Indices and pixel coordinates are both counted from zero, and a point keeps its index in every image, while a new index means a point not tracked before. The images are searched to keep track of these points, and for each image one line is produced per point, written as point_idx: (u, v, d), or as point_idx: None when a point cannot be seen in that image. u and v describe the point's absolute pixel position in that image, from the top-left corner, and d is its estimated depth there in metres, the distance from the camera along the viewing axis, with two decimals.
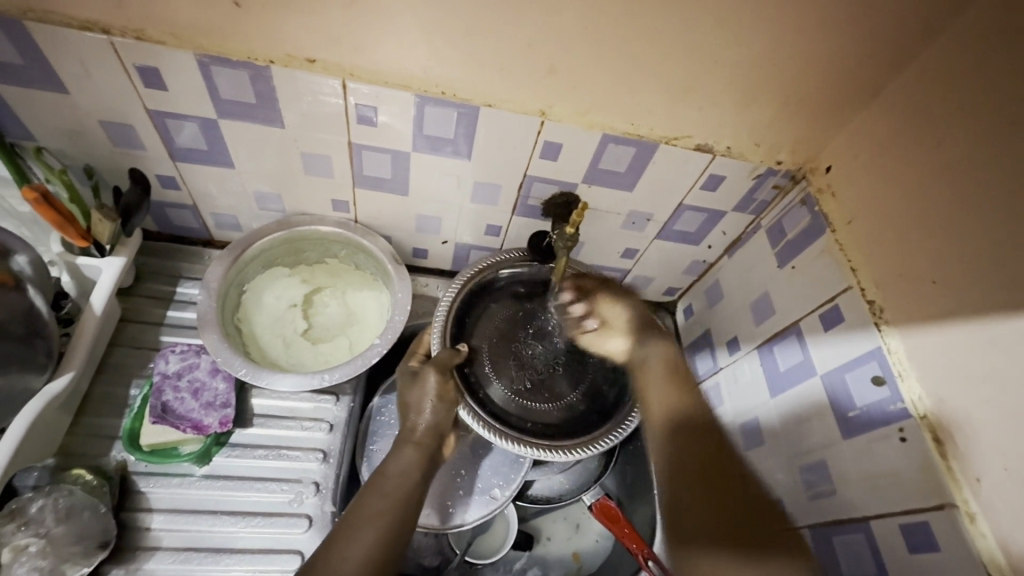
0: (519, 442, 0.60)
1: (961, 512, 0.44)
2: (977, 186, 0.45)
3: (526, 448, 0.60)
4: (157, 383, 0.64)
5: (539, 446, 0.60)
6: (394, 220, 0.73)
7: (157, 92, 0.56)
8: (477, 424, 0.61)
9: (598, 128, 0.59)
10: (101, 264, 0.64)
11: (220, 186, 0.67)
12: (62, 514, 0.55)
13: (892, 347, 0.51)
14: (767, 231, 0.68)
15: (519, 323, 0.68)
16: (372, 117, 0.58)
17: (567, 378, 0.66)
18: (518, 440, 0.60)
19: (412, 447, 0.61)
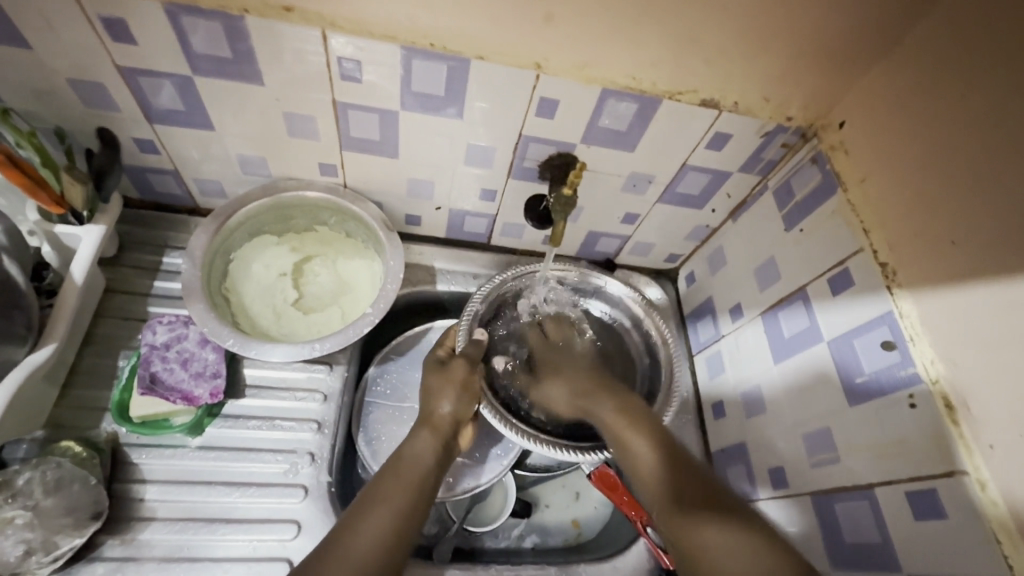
0: (536, 439, 0.60)
1: (971, 479, 0.42)
2: (1004, 137, 0.42)
3: (544, 445, 0.59)
4: (145, 354, 0.62)
5: (557, 446, 0.60)
6: (385, 185, 0.70)
7: (126, 47, 0.52)
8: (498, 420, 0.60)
9: (597, 83, 0.55)
10: (80, 232, 0.62)
11: (201, 149, 0.64)
12: (51, 487, 0.54)
13: (904, 310, 0.48)
14: (775, 191, 0.65)
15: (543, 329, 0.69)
16: (356, 73, 0.55)
17: None
18: (537, 438, 0.60)
19: (428, 431, 0.58)
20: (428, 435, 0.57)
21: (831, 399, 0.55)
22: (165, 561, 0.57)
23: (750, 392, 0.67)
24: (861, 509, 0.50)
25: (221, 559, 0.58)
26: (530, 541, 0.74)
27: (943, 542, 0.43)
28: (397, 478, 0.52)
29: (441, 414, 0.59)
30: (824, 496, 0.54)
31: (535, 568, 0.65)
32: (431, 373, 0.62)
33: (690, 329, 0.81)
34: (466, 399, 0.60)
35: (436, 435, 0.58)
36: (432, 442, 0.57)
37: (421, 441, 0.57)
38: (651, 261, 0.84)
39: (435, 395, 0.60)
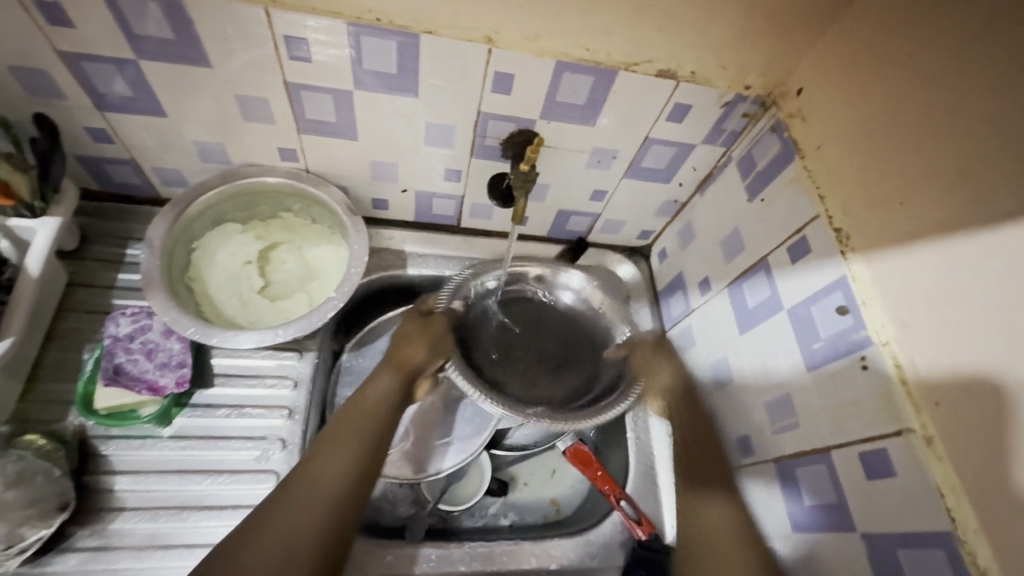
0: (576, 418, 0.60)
1: (917, 437, 0.42)
2: (948, 94, 0.42)
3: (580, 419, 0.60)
4: (109, 347, 0.61)
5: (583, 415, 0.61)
6: (347, 169, 0.69)
7: (64, 31, 0.51)
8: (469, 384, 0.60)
9: (550, 56, 0.55)
10: (36, 225, 0.61)
11: (155, 137, 0.63)
12: (12, 480, 0.53)
13: (857, 274, 0.48)
14: (738, 162, 0.65)
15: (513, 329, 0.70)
16: (306, 52, 0.54)
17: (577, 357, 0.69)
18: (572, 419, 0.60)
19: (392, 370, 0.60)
20: (393, 375, 0.59)
21: (793, 366, 0.55)
22: (138, 549, 0.57)
23: (718, 365, 0.67)
24: (819, 472, 0.51)
25: (194, 545, 0.59)
26: (508, 519, 0.75)
27: (894, 499, 0.44)
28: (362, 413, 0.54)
29: (409, 356, 0.61)
30: (786, 463, 0.55)
31: (510, 543, 0.65)
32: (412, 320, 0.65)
33: (664, 305, 0.81)
34: (437, 350, 0.63)
35: (400, 372, 0.60)
36: (394, 379, 0.59)
37: (384, 379, 0.58)
38: (624, 239, 0.83)
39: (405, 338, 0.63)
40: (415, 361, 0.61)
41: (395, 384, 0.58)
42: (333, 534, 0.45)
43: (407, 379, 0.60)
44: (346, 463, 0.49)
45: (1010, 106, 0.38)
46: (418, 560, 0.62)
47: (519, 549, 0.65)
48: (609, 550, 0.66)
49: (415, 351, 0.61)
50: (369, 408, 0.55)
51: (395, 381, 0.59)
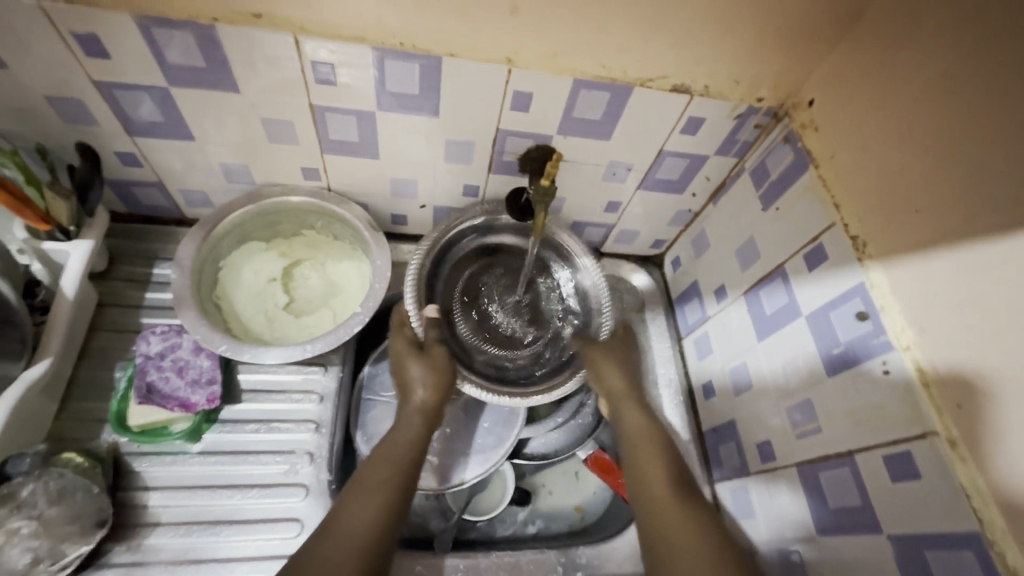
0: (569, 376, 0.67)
1: (942, 441, 0.43)
2: (959, 106, 0.44)
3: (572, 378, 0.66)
4: (141, 365, 0.63)
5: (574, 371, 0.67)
6: (368, 186, 0.71)
7: (101, 61, 0.53)
8: (485, 392, 0.64)
9: (567, 74, 0.56)
10: (67, 247, 0.63)
11: (184, 160, 0.65)
12: (54, 496, 0.55)
13: (875, 281, 0.50)
14: (751, 172, 0.67)
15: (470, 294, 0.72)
16: (331, 76, 0.56)
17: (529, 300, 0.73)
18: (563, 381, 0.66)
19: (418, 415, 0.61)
20: (419, 420, 0.60)
21: (812, 372, 0.56)
22: (172, 564, 0.58)
23: (737, 371, 0.68)
24: (842, 476, 0.52)
25: (227, 558, 0.60)
26: (535, 527, 0.76)
27: (920, 501, 0.45)
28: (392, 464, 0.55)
29: (425, 400, 0.61)
30: (809, 466, 0.56)
31: (535, 551, 0.66)
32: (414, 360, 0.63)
33: (678, 313, 0.82)
34: (443, 387, 0.61)
35: (426, 419, 0.61)
36: None
37: None
38: (637, 248, 0.85)
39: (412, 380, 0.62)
40: (433, 405, 0.61)
41: None
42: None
43: (431, 424, 0.61)
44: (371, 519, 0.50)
45: (1015, 119, 0.40)
46: (446, 570, 0.63)
47: (545, 558, 0.65)
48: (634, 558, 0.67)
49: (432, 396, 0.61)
50: (392, 458, 0.56)
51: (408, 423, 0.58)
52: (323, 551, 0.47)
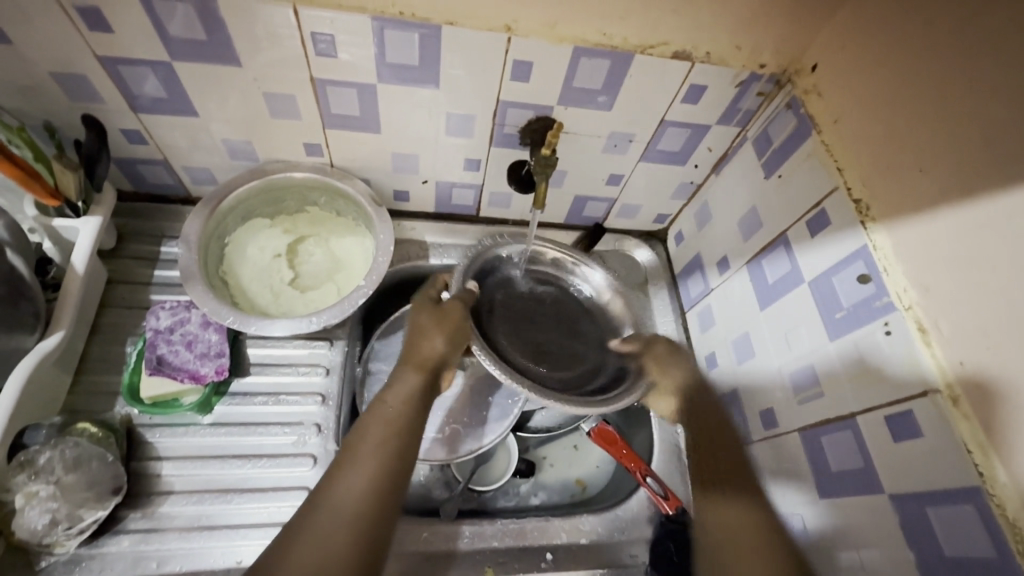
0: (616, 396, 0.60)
1: (943, 398, 0.43)
2: (964, 62, 0.43)
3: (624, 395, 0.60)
4: (150, 339, 0.64)
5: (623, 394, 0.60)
6: (369, 162, 0.71)
7: (105, 36, 0.53)
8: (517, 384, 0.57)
9: (568, 42, 0.56)
10: (78, 224, 0.64)
11: (187, 137, 0.66)
12: (71, 464, 0.56)
13: (878, 244, 0.49)
14: (754, 142, 0.66)
15: (521, 322, 0.68)
16: (331, 48, 0.56)
17: (564, 329, 0.69)
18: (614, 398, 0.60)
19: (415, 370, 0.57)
20: (415, 376, 0.56)
21: (814, 338, 0.56)
22: (186, 531, 0.60)
23: (740, 342, 0.68)
24: (844, 439, 0.52)
25: (239, 525, 0.61)
26: (538, 499, 0.76)
27: (922, 459, 0.45)
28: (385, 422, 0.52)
29: (429, 351, 0.58)
30: (811, 431, 0.56)
31: (539, 519, 0.67)
32: (424, 312, 0.61)
33: (680, 287, 0.82)
34: (450, 342, 0.59)
35: (422, 374, 0.57)
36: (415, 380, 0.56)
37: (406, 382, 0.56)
38: (640, 223, 0.85)
39: (421, 334, 0.59)
40: (436, 357, 0.58)
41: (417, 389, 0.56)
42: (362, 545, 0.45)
43: (429, 379, 0.57)
44: (370, 480, 0.48)
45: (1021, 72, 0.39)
46: (452, 537, 0.65)
47: (550, 526, 0.66)
48: (637, 525, 0.68)
49: (434, 347, 0.58)
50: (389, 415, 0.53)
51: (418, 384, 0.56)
52: (314, 510, 0.46)
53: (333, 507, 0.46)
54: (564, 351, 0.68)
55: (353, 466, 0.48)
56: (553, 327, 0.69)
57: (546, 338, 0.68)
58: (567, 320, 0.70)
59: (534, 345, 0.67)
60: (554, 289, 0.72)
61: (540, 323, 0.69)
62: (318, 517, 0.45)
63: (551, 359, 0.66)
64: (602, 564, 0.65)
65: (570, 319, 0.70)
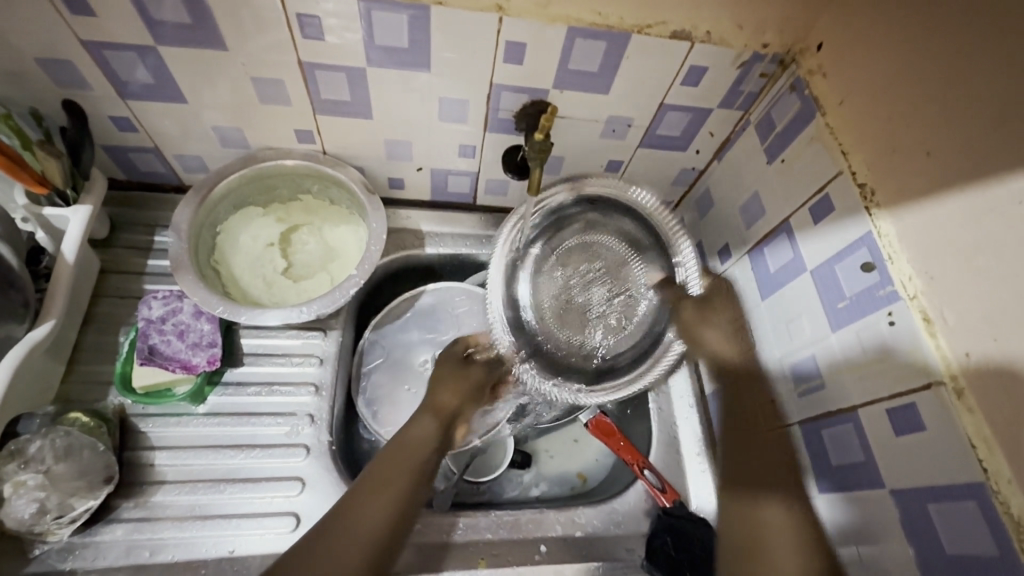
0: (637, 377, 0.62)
1: (947, 390, 0.42)
2: (976, 37, 0.41)
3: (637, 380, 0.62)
4: (143, 329, 0.64)
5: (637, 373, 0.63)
6: (362, 149, 0.70)
7: (87, 20, 0.52)
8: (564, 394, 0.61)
9: (561, 22, 0.54)
10: (67, 213, 0.63)
11: (177, 124, 0.65)
12: (61, 453, 0.56)
13: (883, 230, 0.47)
14: (756, 126, 0.64)
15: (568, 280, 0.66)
16: (318, 30, 0.54)
17: (617, 272, 0.66)
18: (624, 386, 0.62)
19: (432, 414, 0.61)
20: (432, 421, 0.61)
21: (816, 328, 0.55)
22: (181, 520, 0.60)
23: None
24: (845, 432, 0.51)
25: (232, 515, 0.61)
26: (539, 490, 0.76)
27: (924, 453, 0.44)
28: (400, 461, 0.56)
29: (446, 403, 0.62)
30: (811, 424, 0.55)
31: (534, 511, 0.66)
32: (448, 367, 0.65)
33: None
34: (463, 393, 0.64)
35: (438, 416, 0.61)
36: (432, 425, 0.60)
37: (421, 426, 0.60)
38: None
39: (442, 388, 0.63)
40: (451, 408, 0.62)
41: (432, 429, 0.60)
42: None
43: (445, 424, 0.61)
44: (381, 517, 0.52)
45: None
46: (447, 529, 0.64)
47: (544, 518, 0.66)
48: (634, 517, 0.67)
49: (452, 398, 0.63)
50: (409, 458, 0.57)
51: (434, 426, 0.60)
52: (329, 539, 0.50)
53: (351, 534, 0.50)
54: (619, 295, 0.66)
55: (369, 498, 0.53)
56: (597, 275, 0.66)
57: (596, 289, 0.66)
58: (614, 263, 0.66)
59: (586, 304, 0.66)
60: (602, 228, 0.67)
61: (592, 275, 0.66)
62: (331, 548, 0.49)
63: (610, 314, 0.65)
64: (598, 556, 0.64)
65: (620, 262, 0.66)
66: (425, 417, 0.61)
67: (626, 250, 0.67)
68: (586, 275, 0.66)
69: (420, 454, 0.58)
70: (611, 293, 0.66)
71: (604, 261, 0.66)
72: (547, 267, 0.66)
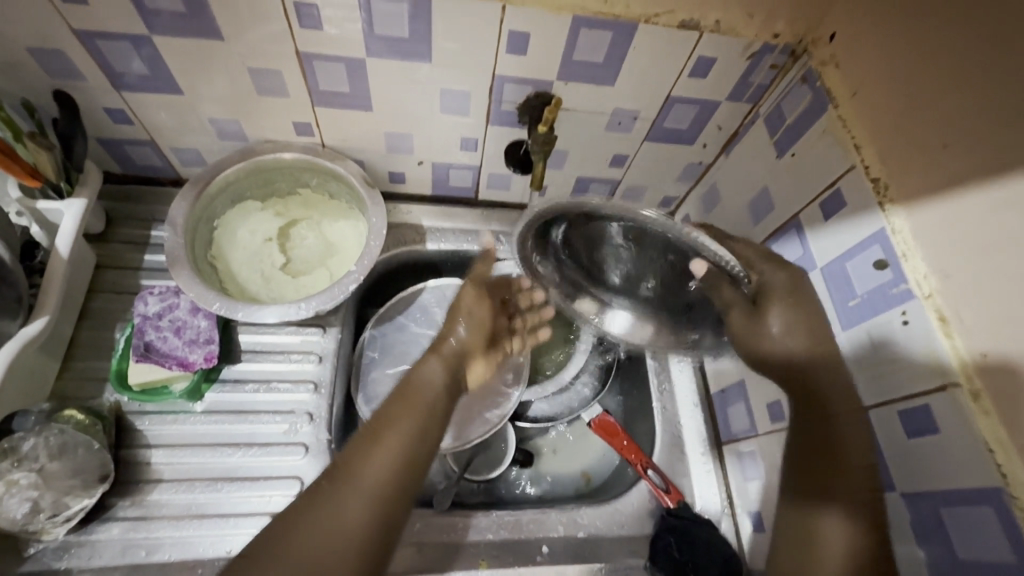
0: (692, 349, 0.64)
1: (963, 392, 0.40)
2: (995, 24, 0.39)
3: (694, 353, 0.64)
4: (138, 325, 0.63)
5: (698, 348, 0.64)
6: (362, 142, 0.69)
7: (78, 7, 0.51)
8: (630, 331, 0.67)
9: (566, 11, 0.52)
10: (61, 207, 0.62)
11: (173, 116, 0.63)
12: (56, 451, 0.56)
13: (897, 227, 0.46)
14: (766, 119, 0.62)
15: (597, 262, 0.61)
16: (316, 19, 0.53)
17: (640, 267, 0.58)
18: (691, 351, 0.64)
19: (437, 359, 0.58)
20: (437, 363, 0.57)
21: (825, 327, 0.53)
22: (177, 519, 0.59)
23: None
24: None
25: (229, 514, 0.60)
26: (541, 490, 0.75)
27: (938, 457, 0.42)
28: (408, 403, 0.53)
29: (451, 339, 0.59)
30: None
31: (536, 511, 0.65)
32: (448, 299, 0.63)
33: None
34: (478, 326, 0.61)
35: (443, 358, 0.58)
36: (439, 367, 0.57)
37: (430, 370, 0.56)
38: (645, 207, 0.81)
39: (447, 324, 0.61)
40: (455, 346, 0.59)
41: (440, 372, 0.56)
42: (376, 531, 0.46)
43: (452, 367, 0.58)
44: (396, 459, 0.49)
45: None
46: (447, 529, 0.63)
47: (546, 518, 0.65)
48: (637, 518, 0.66)
49: (456, 333, 0.60)
50: (421, 398, 0.54)
51: (441, 368, 0.57)
52: (337, 489, 0.46)
53: (361, 480, 0.47)
54: (646, 278, 0.59)
55: (382, 437, 0.50)
56: (613, 261, 0.59)
57: (615, 266, 0.60)
58: (638, 257, 0.56)
59: (625, 274, 0.60)
60: (599, 228, 0.55)
61: (615, 258, 0.59)
62: (339, 505, 0.46)
63: (652, 284, 0.59)
64: (601, 558, 0.63)
65: (640, 259, 0.56)
66: (430, 360, 0.58)
67: (643, 259, 0.55)
68: (609, 258, 0.59)
69: (430, 398, 0.54)
70: (638, 275, 0.59)
71: (616, 255, 0.58)
72: (563, 246, 0.62)
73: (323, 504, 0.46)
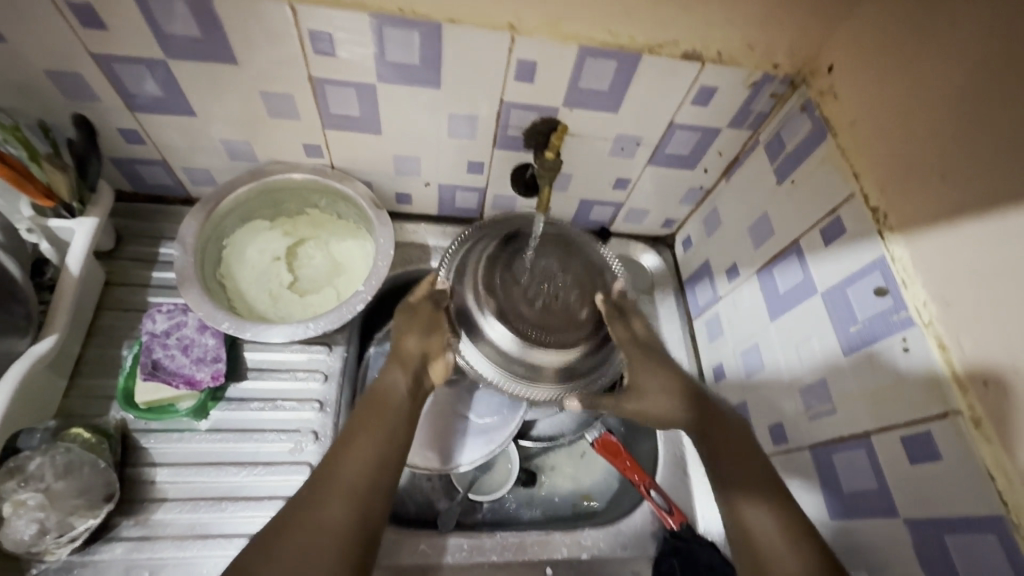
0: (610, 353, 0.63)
1: (965, 419, 0.41)
2: (991, 63, 0.40)
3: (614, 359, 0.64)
4: (146, 343, 0.63)
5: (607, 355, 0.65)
6: (370, 163, 0.70)
7: (98, 33, 0.52)
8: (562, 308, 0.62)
9: (572, 41, 0.54)
10: (73, 225, 0.63)
11: (186, 137, 0.65)
12: (61, 470, 0.56)
13: (897, 255, 0.47)
14: (766, 145, 0.64)
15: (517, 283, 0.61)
16: (330, 47, 0.54)
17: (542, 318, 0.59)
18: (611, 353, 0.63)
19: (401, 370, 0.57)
20: (401, 375, 0.57)
21: (826, 351, 0.54)
22: (181, 539, 0.59)
23: (749, 352, 0.66)
24: (858, 458, 0.50)
25: (233, 535, 0.60)
26: (543, 510, 0.74)
27: (941, 483, 0.43)
28: (378, 410, 0.54)
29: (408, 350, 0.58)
30: (822, 449, 0.54)
31: (540, 533, 0.65)
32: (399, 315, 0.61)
33: (689, 293, 0.80)
34: (435, 335, 0.59)
35: (407, 369, 0.57)
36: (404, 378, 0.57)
37: (394, 380, 0.56)
38: (647, 228, 0.82)
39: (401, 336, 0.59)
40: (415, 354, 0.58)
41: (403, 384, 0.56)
42: (357, 534, 0.45)
43: (416, 375, 0.58)
44: (370, 465, 0.49)
45: None
46: (452, 550, 0.63)
47: (550, 540, 0.65)
48: (641, 540, 0.66)
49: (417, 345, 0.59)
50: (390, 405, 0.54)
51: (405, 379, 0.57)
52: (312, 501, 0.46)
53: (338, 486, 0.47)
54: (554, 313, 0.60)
55: (355, 445, 0.50)
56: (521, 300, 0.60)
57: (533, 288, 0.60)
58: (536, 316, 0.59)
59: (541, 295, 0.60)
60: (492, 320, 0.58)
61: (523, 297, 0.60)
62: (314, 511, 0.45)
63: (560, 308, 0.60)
64: None
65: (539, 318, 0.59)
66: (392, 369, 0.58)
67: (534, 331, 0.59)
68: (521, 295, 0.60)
69: (396, 404, 0.55)
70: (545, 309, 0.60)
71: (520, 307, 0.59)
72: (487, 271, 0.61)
73: (298, 516, 0.45)
